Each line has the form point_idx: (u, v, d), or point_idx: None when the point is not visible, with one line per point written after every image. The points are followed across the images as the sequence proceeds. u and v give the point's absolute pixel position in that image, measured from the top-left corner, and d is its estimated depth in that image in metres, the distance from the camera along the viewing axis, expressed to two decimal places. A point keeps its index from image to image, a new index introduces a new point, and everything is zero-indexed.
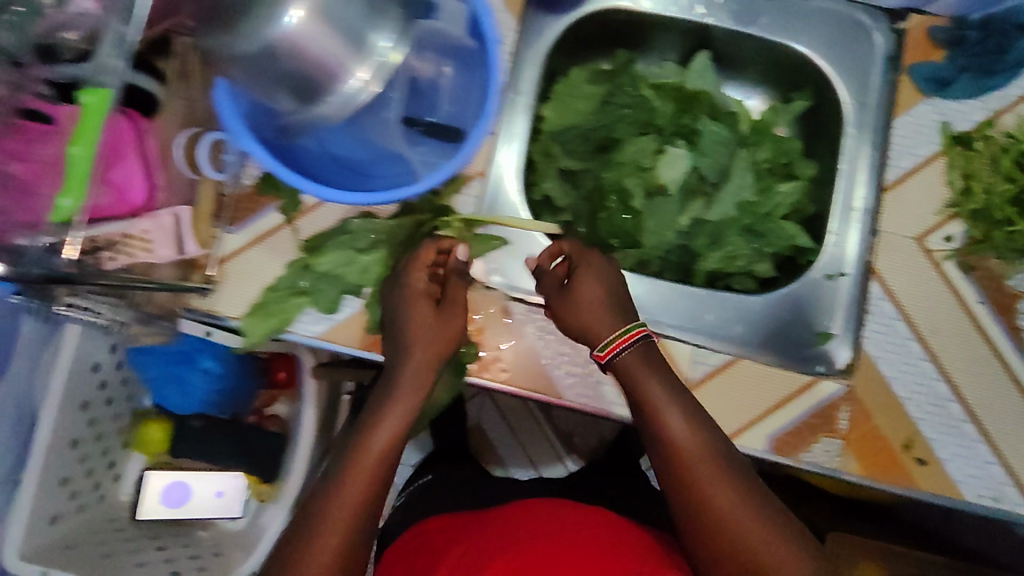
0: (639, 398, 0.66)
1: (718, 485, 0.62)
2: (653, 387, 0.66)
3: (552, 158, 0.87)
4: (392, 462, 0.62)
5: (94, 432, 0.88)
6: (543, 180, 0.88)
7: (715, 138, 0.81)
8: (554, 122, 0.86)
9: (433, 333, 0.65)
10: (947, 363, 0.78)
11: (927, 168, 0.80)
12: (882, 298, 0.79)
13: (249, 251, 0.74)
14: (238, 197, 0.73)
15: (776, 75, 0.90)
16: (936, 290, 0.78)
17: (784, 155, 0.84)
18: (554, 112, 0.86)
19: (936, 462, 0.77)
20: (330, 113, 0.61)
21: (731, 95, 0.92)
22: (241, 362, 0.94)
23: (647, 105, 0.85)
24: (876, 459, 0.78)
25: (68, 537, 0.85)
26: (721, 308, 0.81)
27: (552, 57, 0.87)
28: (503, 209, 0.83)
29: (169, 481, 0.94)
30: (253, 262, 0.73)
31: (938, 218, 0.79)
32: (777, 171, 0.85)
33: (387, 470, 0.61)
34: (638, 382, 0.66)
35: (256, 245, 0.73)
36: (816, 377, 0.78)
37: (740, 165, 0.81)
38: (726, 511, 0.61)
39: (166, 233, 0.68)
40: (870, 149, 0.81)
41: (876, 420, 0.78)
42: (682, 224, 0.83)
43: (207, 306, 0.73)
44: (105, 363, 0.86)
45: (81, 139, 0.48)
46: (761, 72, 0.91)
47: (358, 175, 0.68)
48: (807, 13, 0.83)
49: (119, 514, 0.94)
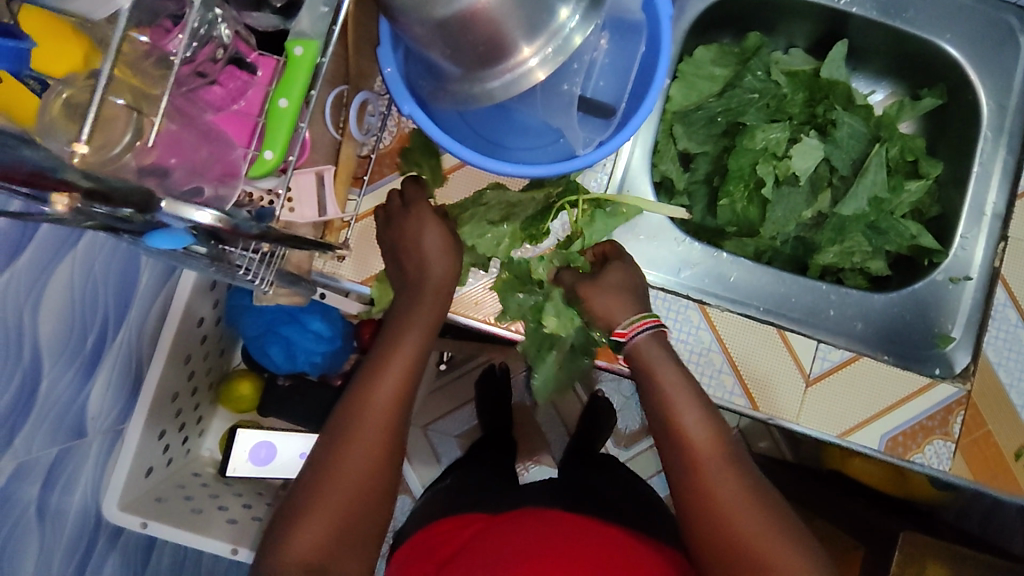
0: (649, 386, 0.66)
1: (716, 480, 0.62)
2: (664, 370, 0.66)
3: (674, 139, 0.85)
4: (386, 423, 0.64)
5: (190, 387, 0.87)
6: (661, 161, 0.85)
7: (852, 132, 0.80)
8: (678, 103, 0.85)
9: (425, 298, 0.67)
10: None
11: None
12: (1006, 304, 0.78)
13: None
14: (377, 157, 0.74)
15: (905, 70, 0.89)
16: None
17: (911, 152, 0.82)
18: (679, 92, 0.84)
19: None
20: (495, 91, 0.57)
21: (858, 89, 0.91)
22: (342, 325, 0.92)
23: (780, 91, 0.83)
24: (987, 465, 0.75)
25: (159, 490, 0.83)
26: (843, 303, 0.80)
27: (684, 34, 0.84)
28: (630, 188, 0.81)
29: (257, 440, 0.93)
30: None
31: None
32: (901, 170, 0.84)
33: (388, 432, 0.63)
34: (649, 363, 0.66)
35: None
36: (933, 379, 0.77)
37: (876, 161, 0.79)
38: (719, 493, 0.61)
39: (310, 192, 0.65)
40: (1005, 153, 0.81)
41: (990, 426, 0.76)
42: (807, 216, 0.82)
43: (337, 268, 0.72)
44: (207, 320, 0.86)
45: (288, 90, 0.49)
46: (890, 65, 0.89)
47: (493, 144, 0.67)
48: (954, 11, 0.81)
49: (204, 469, 0.94)
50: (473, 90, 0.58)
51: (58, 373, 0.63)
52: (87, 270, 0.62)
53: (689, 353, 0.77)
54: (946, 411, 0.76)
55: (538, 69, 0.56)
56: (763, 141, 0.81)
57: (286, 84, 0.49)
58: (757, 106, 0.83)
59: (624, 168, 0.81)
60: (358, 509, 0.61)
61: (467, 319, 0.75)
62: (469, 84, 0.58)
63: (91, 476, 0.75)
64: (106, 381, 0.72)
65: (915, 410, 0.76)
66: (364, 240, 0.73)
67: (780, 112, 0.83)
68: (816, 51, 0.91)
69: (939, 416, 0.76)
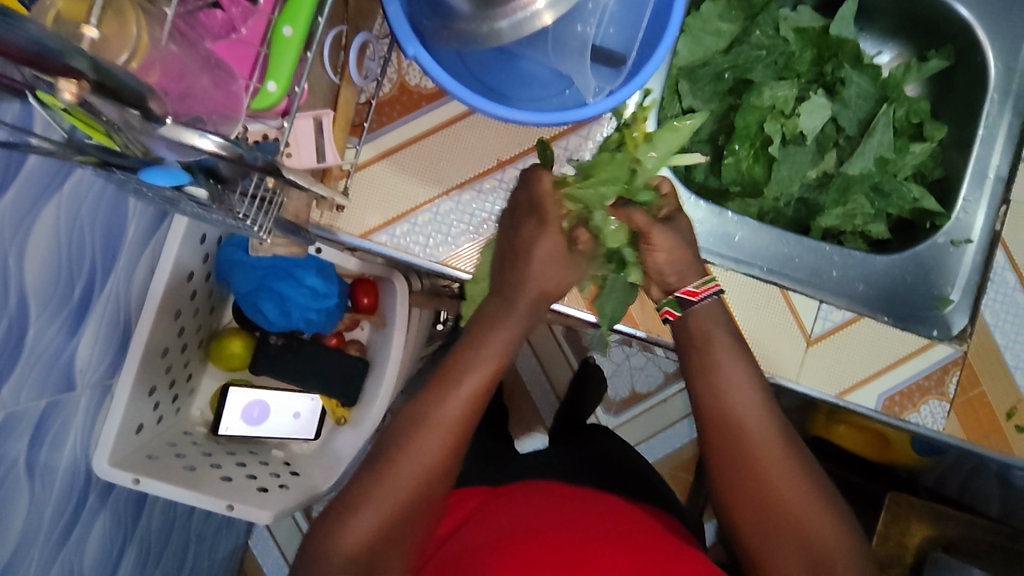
0: (701, 356, 0.67)
1: (765, 452, 0.64)
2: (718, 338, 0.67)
3: (679, 95, 0.83)
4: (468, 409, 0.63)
5: (180, 342, 0.85)
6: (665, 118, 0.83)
7: (860, 91, 0.79)
8: (686, 58, 0.83)
9: (523, 295, 0.63)
10: None
11: None
12: (1006, 267, 0.78)
13: (378, 165, 0.71)
14: (378, 104, 0.71)
15: (914, 30, 0.87)
16: None
17: (918, 114, 0.82)
18: (686, 47, 0.82)
19: None
20: (503, 32, 0.55)
21: (864, 48, 0.90)
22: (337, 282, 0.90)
23: (788, 47, 0.81)
24: (980, 425, 0.76)
25: (149, 447, 0.82)
26: (845, 264, 0.80)
27: None
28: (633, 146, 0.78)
29: (249, 398, 0.92)
30: (383, 177, 0.71)
31: None
32: (907, 131, 0.83)
33: (459, 434, 0.62)
34: (707, 334, 0.67)
35: (385, 159, 0.71)
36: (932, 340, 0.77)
37: (883, 120, 0.79)
38: (782, 485, 0.63)
39: (308, 137, 0.63)
40: (1011, 117, 0.80)
41: (984, 385, 0.76)
42: (811, 176, 0.82)
43: (334, 220, 0.70)
44: (197, 275, 0.84)
45: (294, 19, 0.50)
46: (898, 24, 0.88)
47: (497, 93, 0.64)
48: None
49: (194, 428, 0.92)
50: (481, 29, 0.55)
51: (44, 321, 0.60)
52: (74, 212, 0.59)
53: None
54: (943, 370, 0.76)
55: (546, 12, 0.55)
56: (770, 98, 0.79)
57: (291, 12, 0.50)
58: (764, 63, 0.81)
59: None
60: (419, 499, 0.62)
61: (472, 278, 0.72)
62: (476, 23, 0.55)
63: (81, 431, 0.72)
64: (94, 334, 0.70)
65: (913, 369, 0.77)
66: (364, 192, 0.71)
67: (787, 68, 0.82)
68: (825, 9, 0.89)
69: (935, 374, 0.76)
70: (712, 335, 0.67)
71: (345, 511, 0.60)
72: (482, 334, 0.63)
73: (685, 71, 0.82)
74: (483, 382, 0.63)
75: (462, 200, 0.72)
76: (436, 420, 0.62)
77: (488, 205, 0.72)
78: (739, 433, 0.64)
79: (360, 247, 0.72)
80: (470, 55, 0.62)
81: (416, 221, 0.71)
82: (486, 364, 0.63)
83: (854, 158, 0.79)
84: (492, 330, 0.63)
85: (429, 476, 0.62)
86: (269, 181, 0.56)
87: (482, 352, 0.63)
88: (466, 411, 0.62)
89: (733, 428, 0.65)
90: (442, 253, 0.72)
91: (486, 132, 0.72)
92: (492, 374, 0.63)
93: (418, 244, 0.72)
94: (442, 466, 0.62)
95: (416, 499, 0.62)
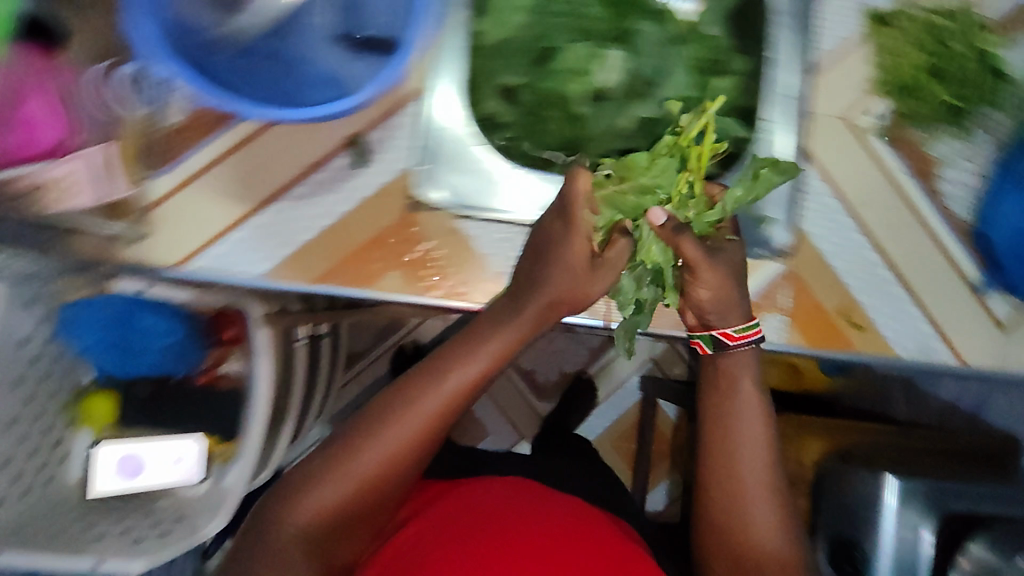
0: (720, 399, 0.85)
1: (753, 491, 0.82)
2: (743, 381, 0.85)
3: (490, 76, 0.86)
4: (446, 419, 0.78)
5: (29, 411, 0.83)
6: (485, 100, 0.87)
7: (652, 39, 0.83)
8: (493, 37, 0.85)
9: (510, 330, 0.79)
10: (882, 238, 0.90)
11: (847, 57, 0.91)
12: (817, 176, 0.90)
13: (183, 189, 0.85)
14: (165, 135, 0.84)
15: None
16: (859, 159, 0.90)
17: (712, 51, 0.85)
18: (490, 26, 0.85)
19: (870, 326, 0.90)
20: None
21: None
22: (189, 321, 0.93)
23: (581, 4, 0.83)
24: (818, 330, 0.90)
25: (11, 524, 0.78)
26: None
27: None
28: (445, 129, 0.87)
29: (122, 453, 0.89)
30: (189, 200, 0.85)
31: (863, 96, 0.90)
32: (709, 69, 0.86)
33: (418, 450, 0.78)
34: (734, 378, 0.86)
35: (185, 186, 0.85)
36: None
37: (678, 64, 0.83)
38: (755, 515, 0.81)
39: (86, 172, 0.80)
40: (794, 34, 0.88)
41: (811, 286, 0.90)
42: (625, 127, 0.84)
43: None
44: (34, 338, 0.82)
45: None
46: None
47: (288, 94, 0.73)
48: None
49: (69, 497, 0.87)
50: None
51: None
52: None
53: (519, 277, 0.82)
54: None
55: None
56: (571, 54, 0.82)
57: None
58: (562, 28, 0.83)
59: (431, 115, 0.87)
60: (382, 488, 0.78)
61: (292, 284, 0.88)
62: None
63: None
64: None
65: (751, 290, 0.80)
66: (176, 216, 0.85)
67: (582, 21, 0.83)
68: None
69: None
70: (484, 329, 0.81)
71: (307, 485, 0.76)
72: (453, 371, 0.78)
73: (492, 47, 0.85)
74: (444, 406, 0.77)
75: (296, 210, 0.87)
76: (405, 423, 0.76)
77: (315, 212, 0.88)
78: (727, 453, 0.83)
79: (169, 272, 0.86)
80: (239, 62, 0.72)
81: (228, 240, 0.86)
82: (444, 397, 0.77)
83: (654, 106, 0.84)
84: (478, 351, 0.79)
85: (373, 494, 0.77)
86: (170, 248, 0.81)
87: (447, 383, 0.77)
88: (427, 427, 0.77)
89: (732, 462, 0.83)
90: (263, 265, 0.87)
91: (291, 151, 0.87)
92: (451, 401, 0.77)
93: (263, 258, 0.87)
94: (418, 453, 0.78)
95: (379, 487, 0.77)
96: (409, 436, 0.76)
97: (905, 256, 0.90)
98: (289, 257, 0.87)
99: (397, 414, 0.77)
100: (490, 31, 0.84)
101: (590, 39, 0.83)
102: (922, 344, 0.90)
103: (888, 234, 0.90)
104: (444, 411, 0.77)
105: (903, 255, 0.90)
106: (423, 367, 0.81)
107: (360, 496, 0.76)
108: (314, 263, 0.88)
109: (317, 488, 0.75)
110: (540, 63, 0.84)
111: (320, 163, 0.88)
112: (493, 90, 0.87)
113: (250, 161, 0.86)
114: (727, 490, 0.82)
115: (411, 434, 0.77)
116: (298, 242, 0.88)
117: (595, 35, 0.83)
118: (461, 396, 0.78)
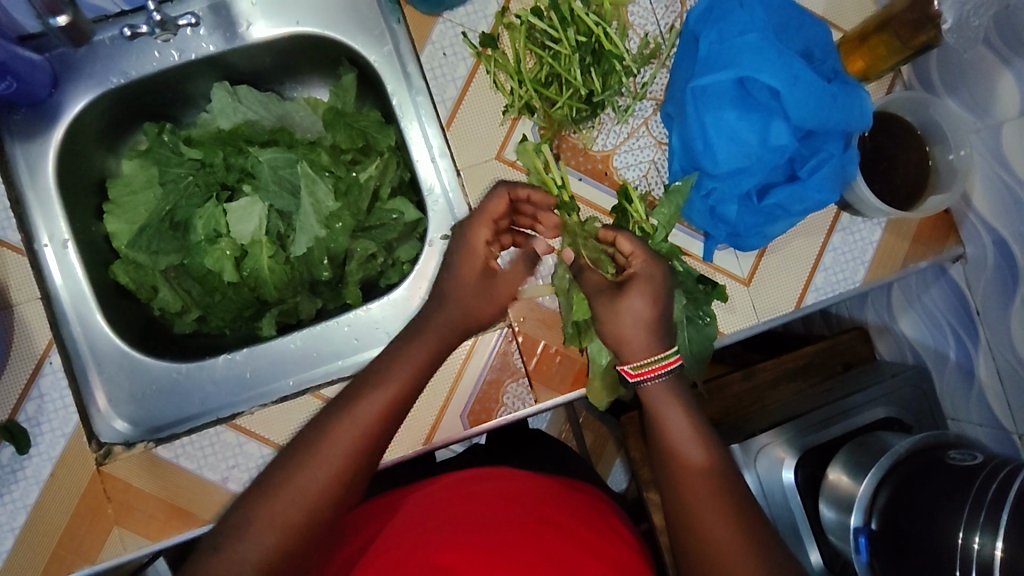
0: (657, 424, 0.67)
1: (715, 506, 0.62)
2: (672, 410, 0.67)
3: (427, 153, 0.79)
4: (369, 449, 0.61)
5: None
6: (426, 179, 0.80)
7: (584, 61, 0.78)
8: (412, 115, 0.79)
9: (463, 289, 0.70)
10: (895, 224, 0.82)
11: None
12: None
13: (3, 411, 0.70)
14: None
15: None
16: (864, 143, 0.82)
17: (661, 52, 0.79)
18: (406, 105, 0.79)
19: (850, 269, 0.82)
20: None
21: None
22: None
23: (484, 79, 0.77)
24: None
25: None
26: (678, 237, 0.78)
27: (387, 49, 0.79)
28: (433, 212, 0.79)
29: None
30: (137, 461, 0.72)
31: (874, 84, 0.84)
32: (658, 72, 0.79)
33: (350, 481, 0.59)
34: (659, 410, 0.67)
35: None
36: (750, 276, 0.79)
37: (620, 94, 0.78)
38: (720, 546, 0.61)
39: None
40: None
41: None
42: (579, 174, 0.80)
43: (284, 427, 0.74)
44: None
45: None
46: None
47: None
48: None
49: None
50: None
51: None
52: None
53: (516, 378, 0.77)
54: (725, 280, 0.79)
55: None
56: (483, 132, 0.78)
57: None
58: (489, 91, 0.77)
59: (438, 207, 0.79)
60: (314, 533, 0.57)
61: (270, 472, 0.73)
62: None
63: None
64: None
65: (754, 321, 0.80)
66: None
67: (511, 74, 0.76)
68: None
69: (728, 288, 0.79)
70: (664, 411, 0.67)
71: (223, 538, 0.55)
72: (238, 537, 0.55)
73: (396, 146, 0.83)
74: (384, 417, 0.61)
75: (251, 372, 0.77)
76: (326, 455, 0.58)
77: (273, 371, 0.78)
78: (687, 473, 0.64)
79: None
80: None
81: (107, 490, 0.71)
82: (388, 395, 0.62)
83: (609, 143, 0.79)
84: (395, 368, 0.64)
85: (317, 518, 0.57)
86: (174, 445, 0.72)
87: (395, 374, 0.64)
88: (358, 443, 0.60)
89: (689, 475, 0.64)
90: (237, 453, 0.73)
91: (240, 305, 0.82)
92: (380, 419, 0.61)
93: (238, 453, 0.73)
94: (349, 482, 0.59)
95: (318, 521, 0.57)
96: (332, 465, 0.58)
97: (908, 238, 0.83)
98: (257, 431, 0.73)
99: (234, 531, 0.55)
100: (388, 137, 0.81)
101: (509, 106, 0.77)
102: (854, 279, 0.82)
103: (904, 223, 0.83)
104: (365, 441, 0.60)
105: (906, 237, 0.83)
106: (316, 424, 0.61)
107: (294, 531, 0.56)
108: (291, 430, 0.73)
109: (233, 524, 0.56)
110: (462, 143, 0.77)
111: (37, 368, 0.71)
112: (427, 164, 0.80)
113: (19, 382, 0.71)
114: (680, 480, 0.65)
115: (327, 475, 0.58)
116: (257, 414, 0.74)
117: (518, 96, 0.76)
118: (396, 404, 0.63)
